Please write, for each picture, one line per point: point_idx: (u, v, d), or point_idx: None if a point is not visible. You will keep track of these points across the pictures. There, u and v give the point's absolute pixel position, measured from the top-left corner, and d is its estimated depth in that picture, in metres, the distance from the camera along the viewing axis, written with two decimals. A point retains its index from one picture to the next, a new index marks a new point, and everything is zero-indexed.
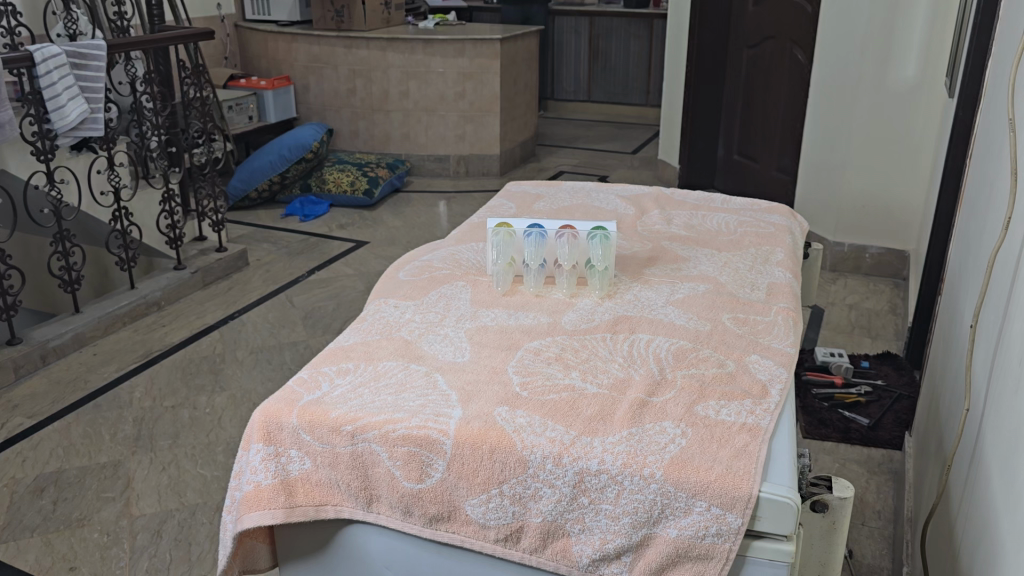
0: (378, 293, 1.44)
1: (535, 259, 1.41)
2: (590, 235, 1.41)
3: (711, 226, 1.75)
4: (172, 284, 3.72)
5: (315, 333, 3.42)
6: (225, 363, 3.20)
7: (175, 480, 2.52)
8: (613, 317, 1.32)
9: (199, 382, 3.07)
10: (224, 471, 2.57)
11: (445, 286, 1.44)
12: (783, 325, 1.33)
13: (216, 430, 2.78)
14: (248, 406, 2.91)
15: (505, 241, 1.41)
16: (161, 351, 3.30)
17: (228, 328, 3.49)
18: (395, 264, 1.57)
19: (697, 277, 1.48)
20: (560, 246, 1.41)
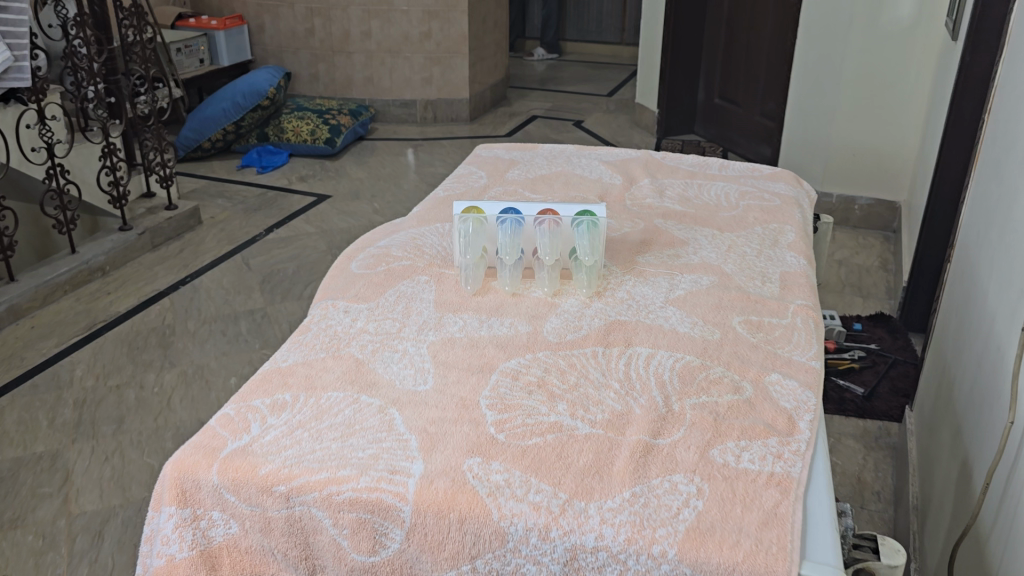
0: (325, 292, 1.22)
1: (511, 252, 1.19)
2: (576, 223, 1.20)
3: (710, 200, 1.53)
4: (118, 247, 3.45)
5: (274, 300, 3.19)
6: (176, 335, 2.97)
7: (119, 473, 2.32)
8: (606, 323, 1.11)
9: (146, 358, 2.84)
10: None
11: (404, 282, 1.23)
12: (803, 329, 1.13)
13: (165, 413, 2.56)
14: (200, 386, 2.69)
15: (475, 230, 1.20)
16: (106, 322, 3.06)
17: (179, 295, 3.25)
18: (346, 253, 1.34)
19: (701, 267, 1.27)
20: (540, 237, 1.20)
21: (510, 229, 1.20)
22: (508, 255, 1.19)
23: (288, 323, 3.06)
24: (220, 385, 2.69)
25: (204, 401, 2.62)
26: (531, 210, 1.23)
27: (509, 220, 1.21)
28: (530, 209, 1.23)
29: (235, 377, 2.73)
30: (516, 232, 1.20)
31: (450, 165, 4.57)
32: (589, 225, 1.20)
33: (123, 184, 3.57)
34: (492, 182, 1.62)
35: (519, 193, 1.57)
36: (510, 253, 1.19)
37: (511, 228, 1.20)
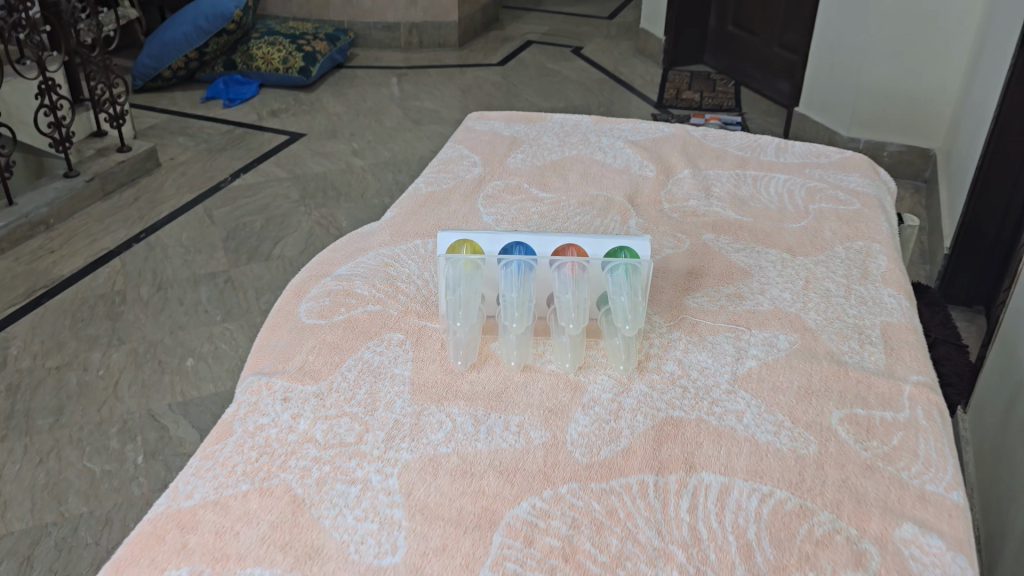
0: (260, 362, 0.89)
1: (520, 312, 0.85)
2: (610, 269, 0.86)
3: (770, 203, 1.19)
4: (63, 197, 3.06)
5: (239, 261, 2.82)
6: (127, 303, 2.61)
7: (55, 480, 2.00)
8: (652, 424, 0.78)
9: (91, 332, 2.49)
10: (119, 465, 2.05)
11: (370, 344, 0.89)
12: (931, 431, 0.80)
13: (110, 402, 2.23)
14: (152, 368, 2.35)
15: (467, 279, 0.86)
16: (48, 288, 2.69)
17: (131, 252, 2.88)
18: (295, 289, 1.01)
19: (774, 319, 0.94)
20: (559, 290, 0.86)
21: (518, 276, 0.86)
22: (515, 318, 0.84)
23: (252, 289, 2.69)
24: (174, 367, 2.35)
25: (155, 388, 2.28)
26: (546, 246, 0.89)
27: (515, 262, 0.87)
28: (545, 245, 0.89)
29: (193, 359, 2.39)
30: (527, 284, 0.86)
31: (437, 98, 4.14)
32: (627, 270, 0.86)
33: (67, 125, 3.15)
34: (488, 172, 1.26)
35: (523, 190, 1.21)
36: (519, 315, 0.84)
37: (520, 275, 0.86)
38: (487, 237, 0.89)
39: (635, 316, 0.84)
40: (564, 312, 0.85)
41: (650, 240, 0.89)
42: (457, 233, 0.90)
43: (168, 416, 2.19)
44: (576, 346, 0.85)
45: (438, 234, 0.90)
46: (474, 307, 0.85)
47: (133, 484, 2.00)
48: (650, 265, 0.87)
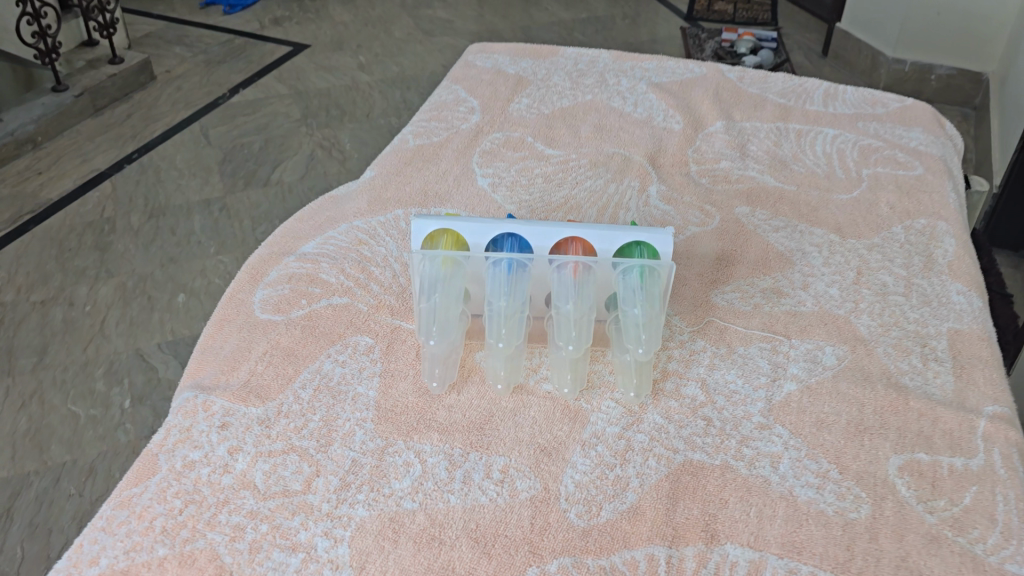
0: (200, 370, 0.75)
1: (512, 325, 0.69)
2: (623, 271, 0.71)
3: (816, 166, 1.01)
4: (50, 113, 2.71)
5: (235, 186, 2.34)
6: (119, 231, 2.16)
7: (35, 427, 1.58)
8: (666, 473, 0.64)
9: (75, 264, 2.04)
10: (104, 412, 1.62)
11: (332, 352, 0.75)
12: (1014, 486, 0.64)
13: (98, 339, 1.79)
14: (138, 305, 1.88)
15: (447, 280, 0.70)
16: (32, 213, 2.26)
17: (117, 172, 2.45)
18: (250, 271, 0.85)
19: (820, 326, 0.78)
20: (559, 296, 0.70)
21: (509, 278, 0.70)
22: (505, 333, 0.68)
23: (248, 220, 2.21)
24: (161, 307, 1.88)
25: (144, 327, 1.82)
26: (546, 238, 0.73)
27: (506, 260, 0.71)
28: (545, 238, 0.73)
29: (182, 296, 1.91)
30: (520, 288, 0.70)
31: (450, 7, 3.87)
32: (643, 274, 0.70)
33: (51, 34, 2.94)
34: (486, 121, 1.07)
35: (526, 145, 1.03)
36: (511, 330, 0.68)
37: (512, 276, 0.70)
38: (473, 225, 0.73)
39: (652, 332, 0.68)
40: (565, 325, 0.69)
41: (673, 233, 0.73)
42: (437, 218, 0.74)
43: (157, 356, 1.74)
44: (578, 367, 0.70)
45: (413, 219, 0.74)
46: (454, 315, 0.69)
47: (120, 430, 1.59)
48: (672, 269, 0.71)
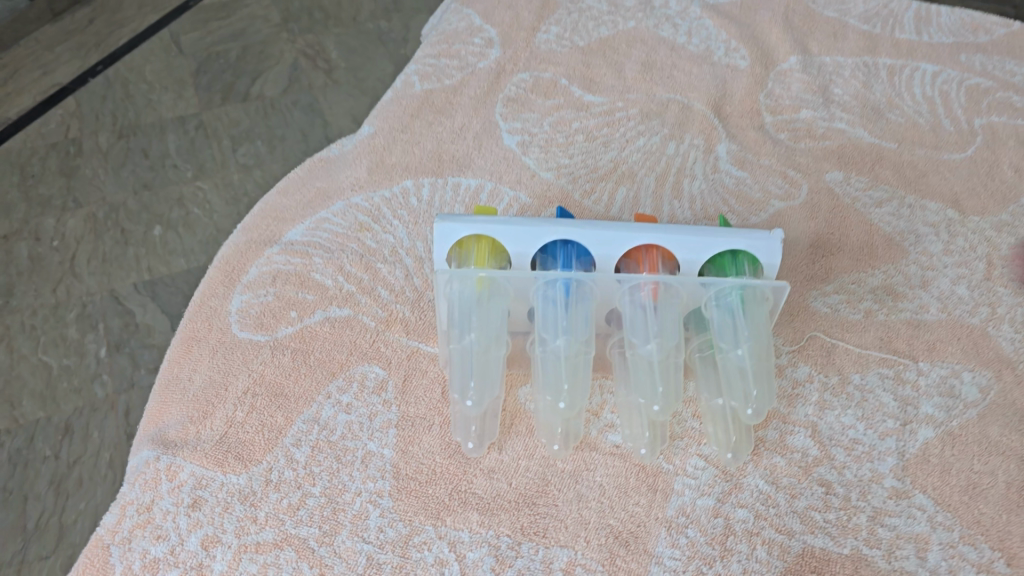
0: (165, 413, 0.58)
1: (573, 372, 0.53)
2: (714, 296, 0.54)
3: (916, 113, 0.82)
4: None
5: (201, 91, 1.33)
6: (88, 151, 1.25)
7: None
8: (780, 571, 0.49)
9: (40, 192, 1.20)
10: (79, 360, 1.04)
11: (334, 387, 0.58)
12: None
13: (68, 277, 1.11)
14: (113, 237, 1.15)
15: (485, 309, 0.54)
16: None
17: (90, 84, 1.34)
18: (225, 268, 0.67)
19: (952, 343, 0.61)
20: (635, 331, 0.53)
21: (566, 305, 0.54)
22: (570, 390, 0.52)
23: (229, 139, 1.27)
24: (138, 237, 1.15)
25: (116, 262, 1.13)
26: (613, 246, 0.55)
27: (563, 280, 0.54)
28: (612, 245, 0.55)
29: (161, 225, 1.16)
30: (581, 317, 0.54)
31: None
32: (744, 299, 0.54)
33: None
34: (508, 57, 0.86)
35: (560, 90, 0.84)
36: (576, 383, 0.52)
37: (571, 302, 0.54)
38: (518, 228, 0.55)
39: (760, 380, 0.52)
40: (646, 371, 0.53)
41: (783, 237, 0.56)
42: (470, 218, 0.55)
43: (136, 296, 1.10)
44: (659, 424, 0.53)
45: (436, 218, 0.55)
46: (497, 357, 0.53)
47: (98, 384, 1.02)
48: (783, 288, 0.54)
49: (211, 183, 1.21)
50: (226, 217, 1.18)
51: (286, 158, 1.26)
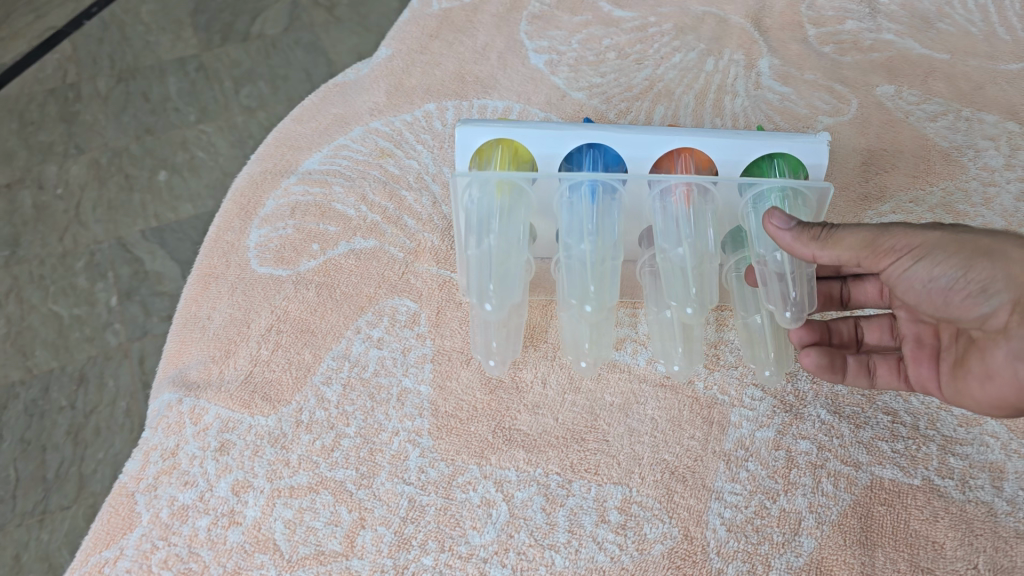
0: (185, 354, 0.55)
1: (598, 283, 0.47)
2: (752, 200, 0.49)
3: (970, 21, 0.77)
4: None
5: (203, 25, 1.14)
6: (87, 96, 1.08)
7: (6, 332, 0.91)
8: (850, 506, 0.46)
9: (41, 139, 1.05)
10: (91, 309, 0.94)
11: (365, 323, 0.54)
12: None
13: (74, 225, 0.99)
14: (118, 182, 1.01)
15: (504, 217, 0.49)
16: None
17: (87, 28, 1.13)
18: (241, 201, 0.63)
19: None
20: (666, 237, 0.48)
21: (592, 210, 0.48)
22: (593, 293, 0.47)
23: (230, 80, 1.09)
24: (144, 183, 1.01)
25: (127, 212, 1.00)
26: (642, 151, 0.50)
27: (587, 184, 0.48)
28: (641, 149, 0.50)
29: (168, 170, 1.03)
30: (608, 225, 0.49)
31: None
32: (786, 200, 0.49)
33: None
34: None
35: (586, 6, 0.78)
36: (600, 287, 0.47)
37: (598, 208, 0.48)
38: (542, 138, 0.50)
39: (802, 282, 0.47)
40: (679, 279, 0.48)
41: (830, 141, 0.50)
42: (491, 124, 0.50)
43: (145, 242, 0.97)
44: (694, 338, 0.49)
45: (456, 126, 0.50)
46: (514, 267, 0.48)
47: (110, 334, 0.92)
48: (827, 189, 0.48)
49: (216, 126, 1.06)
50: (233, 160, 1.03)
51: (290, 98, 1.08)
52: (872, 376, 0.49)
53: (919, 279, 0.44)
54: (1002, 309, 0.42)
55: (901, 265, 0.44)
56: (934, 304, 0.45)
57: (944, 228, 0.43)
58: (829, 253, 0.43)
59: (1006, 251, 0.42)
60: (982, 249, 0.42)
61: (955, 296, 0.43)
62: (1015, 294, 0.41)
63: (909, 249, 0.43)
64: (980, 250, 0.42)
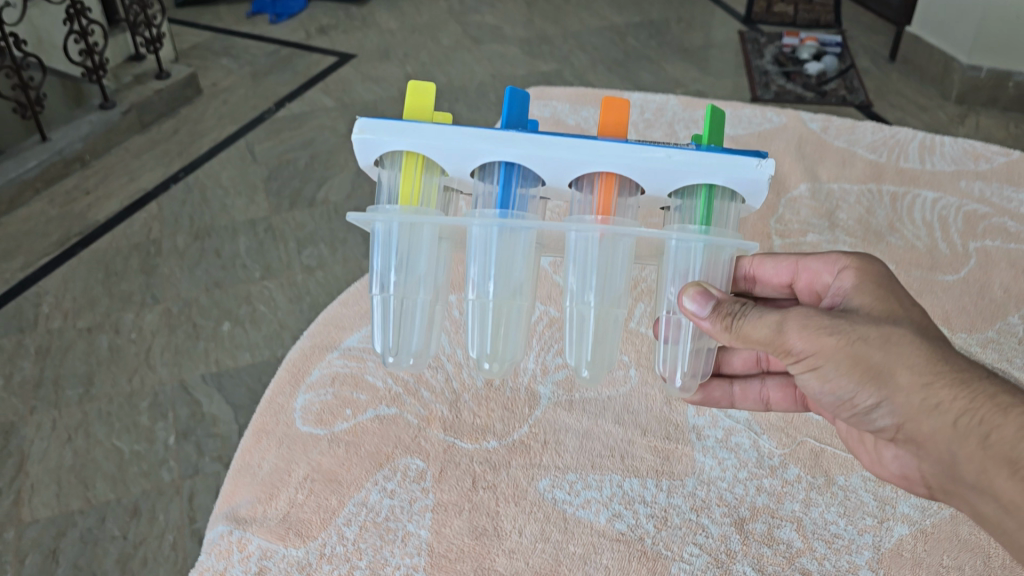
0: (237, 494, 0.68)
1: (504, 318, 0.57)
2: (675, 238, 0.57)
3: (917, 235, 0.92)
4: (165, 98, 1.97)
5: (279, 206, 1.59)
6: (165, 252, 1.49)
7: (74, 463, 1.11)
8: None
9: (122, 289, 1.40)
10: (149, 446, 1.14)
11: (382, 474, 0.67)
12: None
13: (142, 368, 1.25)
14: (186, 330, 1.31)
15: (408, 245, 0.56)
16: (96, 232, 1.56)
17: (177, 195, 1.64)
18: (292, 372, 0.78)
19: None
20: (576, 279, 0.57)
21: (501, 248, 0.57)
22: (490, 354, 0.57)
23: (296, 242, 1.50)
24: (208, 332, 1.30)
25: (190, 356, 1.26)
26: (568, 171, 0.56)
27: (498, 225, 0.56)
28: (568, 169, 0.56)
29: (230, 321, 1.33)
30: (518, 259, 0.57)
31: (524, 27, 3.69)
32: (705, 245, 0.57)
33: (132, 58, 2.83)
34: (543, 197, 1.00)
35: None
36: (496, 348, 0.57)
37: (501, 239, 0.57)
38: (446, 147, 0.55)
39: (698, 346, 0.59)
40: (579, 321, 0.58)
41: (769, 172, 0.54)
42: (414, 131, 0.55)
43: (203, 386, 1.22)
44: (603, 358, 0.57)
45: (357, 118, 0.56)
46: (416, 306, 0.57)
47: (163, 470, 1.11)
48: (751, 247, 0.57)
49: (277, 283, 1.40)
50: (288, 312, 1.35)
51: (345, 257, 1.47)
52: (767, 404, 0.70)
53: (815, 383, 0.57)
54: (889, 428, 0.55)
55: (798, 359, 0.55)
56: (830, 403, 0.58)
57: (844, 340, 0.53)
58: (739, 342, 0.55)
59: (895, 376, 0.52)
60: (874, 365, 0.53)
61: (855, 402, 0.55)
62: (894, 425, 0.54)
63: (805, 354, 0.54)
64: (873, 366, 0.53)
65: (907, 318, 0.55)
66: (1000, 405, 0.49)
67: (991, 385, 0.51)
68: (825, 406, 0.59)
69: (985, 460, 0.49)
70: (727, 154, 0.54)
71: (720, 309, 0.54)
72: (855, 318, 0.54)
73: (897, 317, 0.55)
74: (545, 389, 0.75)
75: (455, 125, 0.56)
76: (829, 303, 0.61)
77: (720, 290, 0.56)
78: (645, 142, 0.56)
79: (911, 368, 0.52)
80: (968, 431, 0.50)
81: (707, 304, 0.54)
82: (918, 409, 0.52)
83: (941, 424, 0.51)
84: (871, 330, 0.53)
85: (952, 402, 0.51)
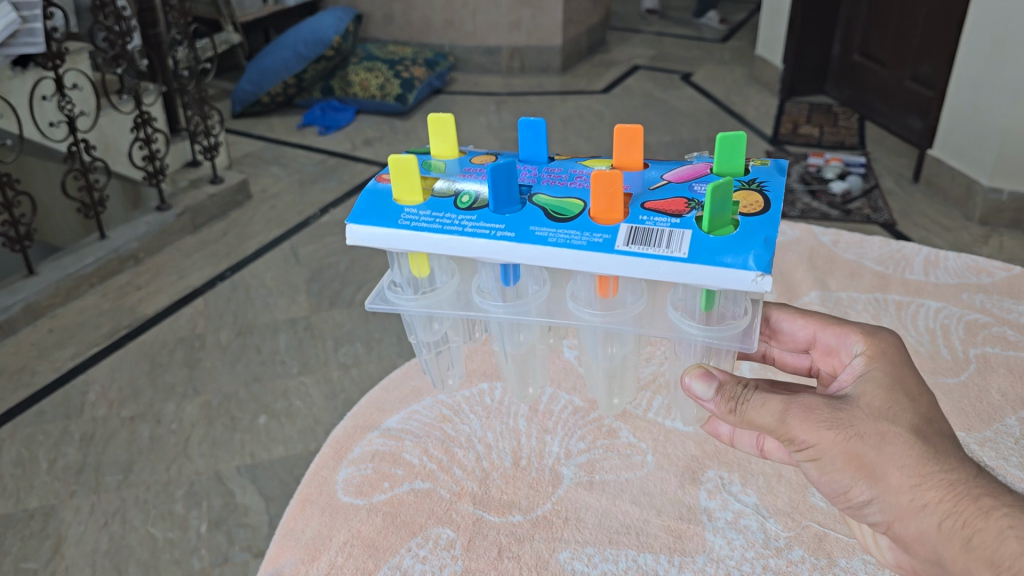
0: (281, 557, 0.74)
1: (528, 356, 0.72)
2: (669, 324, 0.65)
3: (921, 341, 0.98)
4: (216, 203, 2.11)
5: (318, 307, 1.69)
6: (209, 346, 1.59)
7: (109, 548, 1.16)
8: None
9: (165, 380, 1.49)
10: (181, 533, 1.18)
11: (416, 540, 0.73)
12: None
13: (180, 459, 1.31)
14: (224, 423, 1.38)
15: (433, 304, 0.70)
16: (145, 324, 1.67)
17: (222, 295, 1.75)
18: (337, 446, 0.86)
19: None
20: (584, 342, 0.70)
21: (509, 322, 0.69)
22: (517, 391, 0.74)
23: (333, 340, 1.59)
24: (245, 425, 1.37)
25: (226, 448, 1.33)
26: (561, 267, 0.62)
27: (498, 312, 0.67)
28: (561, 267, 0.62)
29: (266, 415, 1.40)
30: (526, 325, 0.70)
31: None
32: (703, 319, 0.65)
33: None
34: None
35: None
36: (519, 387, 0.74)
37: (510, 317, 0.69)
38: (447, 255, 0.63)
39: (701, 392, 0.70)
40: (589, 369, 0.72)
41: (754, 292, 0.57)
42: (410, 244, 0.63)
43: (237, 477, 1.27)
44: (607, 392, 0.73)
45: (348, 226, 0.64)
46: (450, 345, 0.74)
47: (193, 557, 1.15)
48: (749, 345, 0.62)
49: (313, 378, 1.48)
50: (323, 407, 1.41)
51: (380, 355, 1.54)
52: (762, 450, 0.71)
53: (813, 472, 0.63)
54: (879, 524, 0.61)
55: (800, 446, 0.62)
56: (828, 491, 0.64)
57: (841, 436, 0.59)
58: (744, 424, 0.63)
59: (888, 474, 0.58)
60: (867, 460, 0.58)
61: (852, 494, 0.61)
62: (884, 521, 0.60)
63: (805, 444, 0.61)
64: (867, 463, 0.58)
65: (913, 412, 0.59)
66: (982, 508, 0.54)
67: (979, 486, 0.56)
68: (826, 491, 0.64)
69: (969, 561, 0.55)
70: (716, 270, 0.58)
71: (724, 393, 0.64)
72: (856, 412, 0.60)
73: (902, 408, 0.59)
74: (569, 470, 0.81)
75: (446, 237, 0.62)
76: (837, 385, 0.66)
77: (723, 373, 0.66)
78: (632, 251, 0.59)
79: (901, 469, 0.57)
80: (953, 533, 0.55)
81: (711, 387, 0.65)
82: (907, 508, 0.57)
83: (928, 524, 0.56)
84: (870, 427, 0.59)
85: (938, 504, 0.56)
